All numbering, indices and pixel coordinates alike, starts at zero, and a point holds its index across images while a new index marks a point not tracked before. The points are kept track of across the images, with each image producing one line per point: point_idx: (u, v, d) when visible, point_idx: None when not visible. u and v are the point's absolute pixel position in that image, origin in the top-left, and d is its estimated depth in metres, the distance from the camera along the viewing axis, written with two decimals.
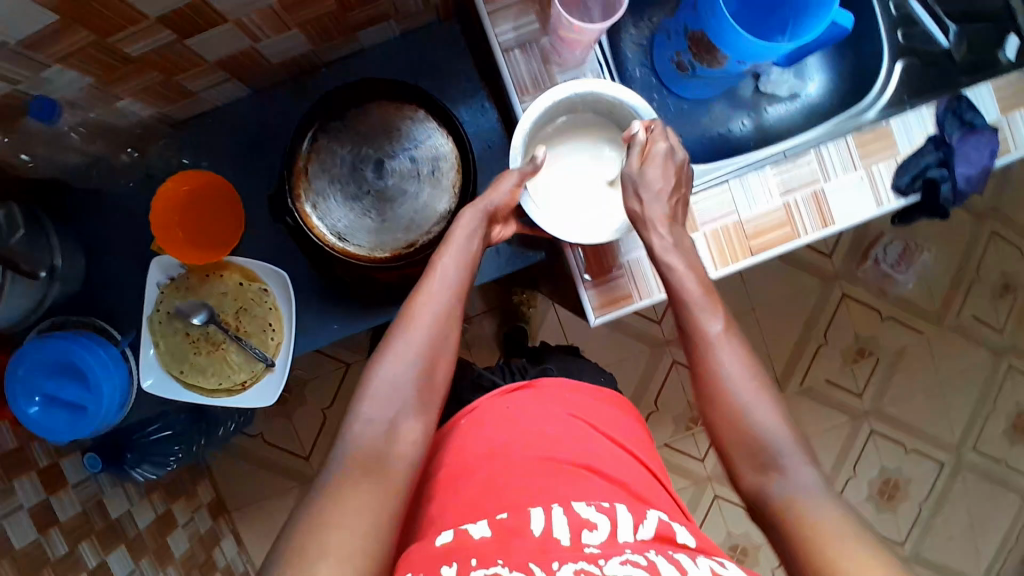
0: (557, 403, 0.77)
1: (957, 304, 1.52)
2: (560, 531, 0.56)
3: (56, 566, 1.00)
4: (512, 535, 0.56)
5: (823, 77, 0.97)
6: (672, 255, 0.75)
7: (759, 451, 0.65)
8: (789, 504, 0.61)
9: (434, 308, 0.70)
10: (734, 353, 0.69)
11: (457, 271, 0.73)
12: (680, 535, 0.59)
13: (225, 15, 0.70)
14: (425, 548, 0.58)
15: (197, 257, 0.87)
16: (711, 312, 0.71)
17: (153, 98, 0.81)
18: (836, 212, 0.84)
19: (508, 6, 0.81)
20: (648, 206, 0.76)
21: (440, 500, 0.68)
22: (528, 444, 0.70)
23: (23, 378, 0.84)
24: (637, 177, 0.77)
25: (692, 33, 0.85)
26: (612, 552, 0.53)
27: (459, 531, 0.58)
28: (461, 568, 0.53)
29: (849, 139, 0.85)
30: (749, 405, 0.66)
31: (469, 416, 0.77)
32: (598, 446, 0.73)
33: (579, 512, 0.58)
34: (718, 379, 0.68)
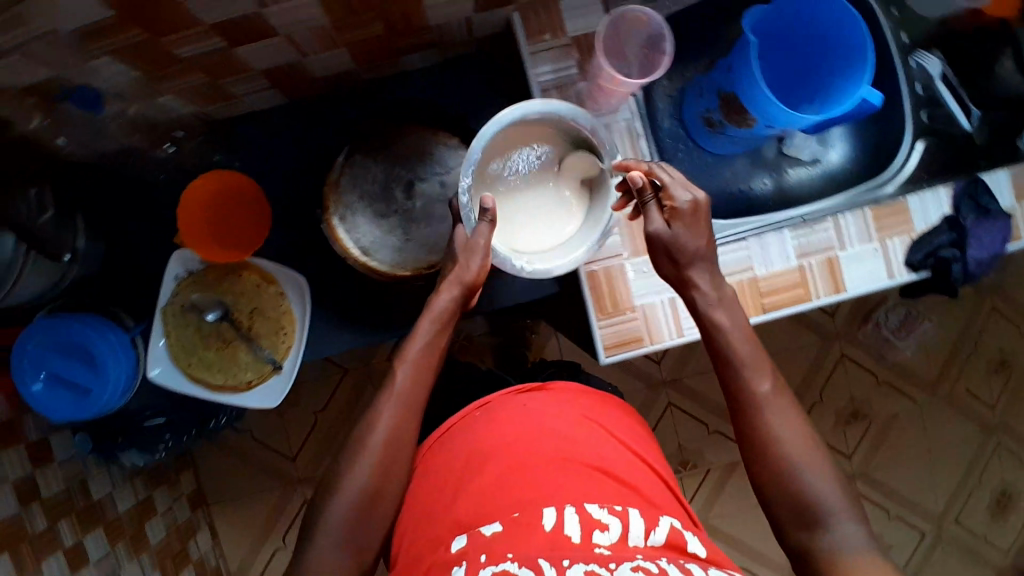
0: (571, 405, 0.83)
1: (952, 375, 1.53)
2: (571, 528, 0.66)
3: (34, 541, 1.00)
4: (527, 530, 0.66)
5: (846, 146, 0.97)
6: (717, 312, 0.76)
7: (806, 512, 0.67)
8: (837, 559, 0.65)
9: (396, 410, 0.77)
10: (782, 413, 0.71)
11: (416, 369, 0.79)
12: (690, 544, 0.69)
13: (278, 29, 0.72)
14: (446, 538, 0.70)
15: (222, 255, 0.88)
16: (760, 371, 0.73)
17: (198, 99, 0.83)
18: (849, 279, 0.87)
19: (549, 48, 0.83)
20: (690, 267, 0.76)
21: (451, 488, 0.74)
22: (546, 441, 0.76)
23: (31, 354, 0.85)
24: (670, 238, 0.75)
25: (724, 93, 0.86)
26: (623, 556, 0.64)
27: (472, 532, 0.68)
28: (472, 566, 0.64)
29: (866, 211, 0.88)
30: (799, 464, 0.68)
31: (483, 410, 0.84)
32: (609, 449, 0.78)
33: (592, 511, 0.68)
34: (770, 438, 0.70)
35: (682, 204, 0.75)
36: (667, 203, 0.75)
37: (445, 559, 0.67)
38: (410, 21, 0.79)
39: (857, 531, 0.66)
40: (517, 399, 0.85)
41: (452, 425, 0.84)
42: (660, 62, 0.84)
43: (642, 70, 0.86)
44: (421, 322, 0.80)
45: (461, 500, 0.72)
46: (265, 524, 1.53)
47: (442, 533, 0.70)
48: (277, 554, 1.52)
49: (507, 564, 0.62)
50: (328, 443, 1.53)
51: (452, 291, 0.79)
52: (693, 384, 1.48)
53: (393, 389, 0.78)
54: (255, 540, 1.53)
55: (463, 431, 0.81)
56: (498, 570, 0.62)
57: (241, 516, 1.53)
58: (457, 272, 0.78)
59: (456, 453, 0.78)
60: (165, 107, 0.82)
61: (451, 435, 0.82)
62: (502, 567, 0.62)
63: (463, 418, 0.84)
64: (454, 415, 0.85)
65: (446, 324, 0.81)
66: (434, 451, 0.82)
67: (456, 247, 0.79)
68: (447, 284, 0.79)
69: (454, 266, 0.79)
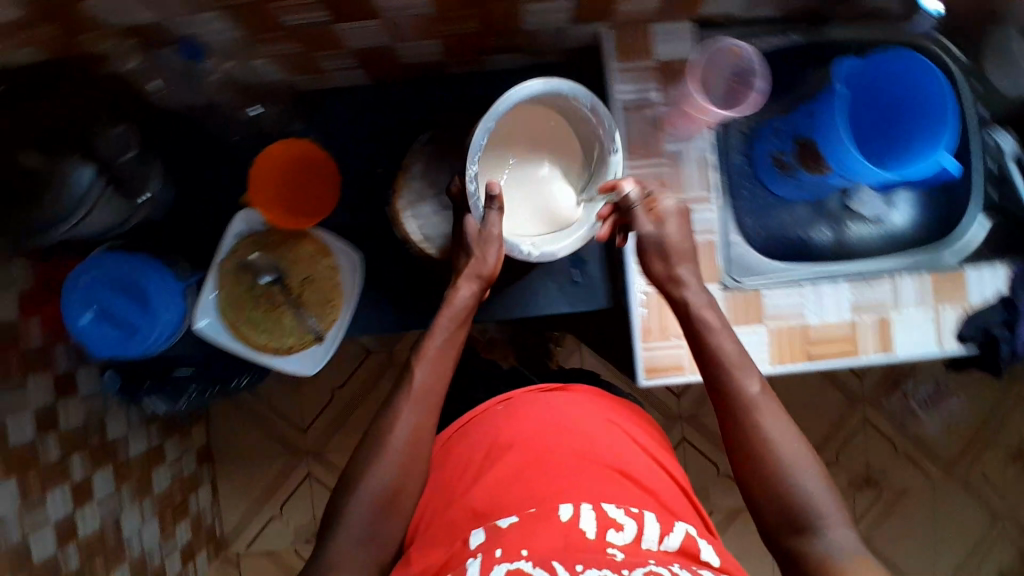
0: (592, 408, 0.85)
1: (971, 458, 1.50)
2: (587, 524, 0.69)
3: (42, 470, 1.03)
4: (542, 524, 0.68)
5: (913, 210, 0.96)
6: (708, 311, 0.75)
7: (795, 514, 0.67)
8: (830, 561, 0.65)
9: (418, 411, 0.75)
10: (772, 414, 0.70)
11: (436, 369, 0.78)
12: (704, 552, 0.70)
13: (382, 12, 0.74)
14: (464, 530, 0.73)
15: (291, 220, 0.93)
16: (748, 372, 0.72)
17: (288, 67, 0.85)
18: (898, 341, 0.87)
19: (636, 68, 0.84)
20: (678, 266, 0.77)
21: (473, 480, 0.77)
22: (567, 440, 0.79)
23: (83, 288, 0.87)
24: (659, 240, 0.78)
25: (802, 138, 0.87)
26: (635, 561, 0.65)
27: (488, 526, 0.71)
28: (486, 559, 0.66)
29: (925, 276, 0.88)
30: (790, 467, 0.68)
31: (505, 404, 0.86)
32: (627, 449, 0.81)
33: (608, 510, 0.70)
34: (759, 440, 0.69)
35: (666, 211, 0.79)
36: (654, 206, 0.79)
37: (462, 553, 0.69)
38: (507, 23, 0.80)
39: (849, 533, 0.66)
40: (538, 397, 0.87)
41: (473, 417, 0.87)
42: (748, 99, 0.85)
43: (727, 103, 0.87)
44: (441, 319, 0.80)
45: (477, 490, 0.75)
46: (266, 491, 1.54)
47: (458, 520, 0.74)
48: (271, 522, 1.54)
49: (521, 562, 0.64)
50: (339, 422, 1.54)
51: (471, 286, 0.80)
52: (709, 422, 1.47)
53: (413, 389, 0.76)
54: (252, 505, 1.55)
55: (485, 421, 0.85)
56: (511, 568, 0.64)
57: (242, 479, 1.55)
58: (474, 266, 0.80)
59: (480, 441, 0.82)
60: (255, 70, 0.84)
61: (473, 424, 0.85)
62: (516, 565, 0.64)
63: (483, 410, 0.87)
64: (477, 406, 0.88)
65: (465, 321, 0.81)
66: (453, 441, 0.85)
67: (470, 239, 0.80)
68: (466, 279, 0.80)
69: (470, 260, 0.80)
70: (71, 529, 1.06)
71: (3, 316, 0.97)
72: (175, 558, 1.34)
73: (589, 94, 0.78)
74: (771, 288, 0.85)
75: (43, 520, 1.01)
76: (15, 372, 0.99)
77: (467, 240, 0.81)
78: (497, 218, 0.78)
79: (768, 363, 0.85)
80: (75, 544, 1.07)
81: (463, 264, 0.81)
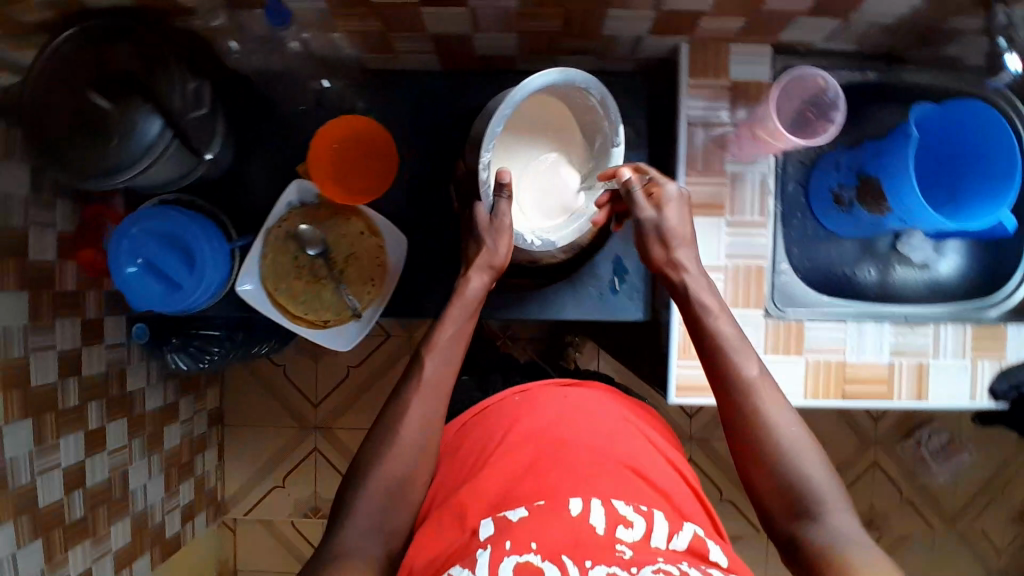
0: (610, 407, 0.84)
1: (976, 513, 1.49)
2: (597, 520, 0.67)
3: (62, 415, 1.02)
4: (552, 517, 0.67)
5: (962, 260, 0.96)
6: (705, 294, 0.76)
7: (795, 498, 0.68)
8: (832, 546, 0.64)
9: (428, 401, 0.78)
10: (770, 396, 0.72)
11: (446, 361, 0.80)
12: (712, 552, 0.69)
13: (468, 1, 0.74)
14: (474, 518, 0.71)
15: (341, 197, 0.92)
16: (748, 356, 0.73)
17: (363, 44, 0.86)
18: (932, 389, 0.88)
19: (707, 86, 0.84)
20: (678, 249, 0.77)
21: (489, 471, 0.75)
22: (581, 436, 0.77)
23: (133, 238, 0.87)
24: (659, 222, 0.76)
25: (866, 176, 0.87)
26: (644, 559, 0.64)
27: (498, 517, 0.69)
28: (495, 551, 0.64)
29: (968, 328, 0.88)
30: (789, 450, 0.70)
31: (521, 395, 0.85)
32: (641, 448, 0.79)
33: (619, 506, 0.69)
34: (759, 425, 0.71)
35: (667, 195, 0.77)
36: (655, 192, 0.78)
37: (471, 545, 0.67)
38: (587, 26, 0.80)
39: (848, 519, 0.67)
40: (556, 390, 0.86)
41: (486, 408, 0.86)
42: (824, 131, 0.80)
43: (803, 133, 0.83)
44: (451, 308, 0.81)
45: (488, 479, 0.74)
46: (270, 460, 1.55)
47: (470, 507, 0.72)
48: (272, 492, 1.55)
49: (531, 556, 0.63)
50: (350, 400, 1.54)
51: (483, 276, 0.81)
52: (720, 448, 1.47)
53: (424, 379, 0.78)
54: (255, 473, 1.55)
55: (499, 412, 0.83)
56: (521, 561, 0.62)
57: (249, 445, 1.55)
58: (485, 257, 0.80)
59: (495, 431, 0.80)
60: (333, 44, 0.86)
61: (489, 413, 0.84)
62: (525, 559, 0.63)
63: (497, 402, 0.85)
64: (490, 398, 0.87)
65: (475, 311, 0.82)
66: (470, 427, 0.85)
67: (479, 228, 0.80)
68: (477, 270, 0.81)
69: (480, 250, 0.80)
70: (79, 476, 1.06)
71: (45, 257, 0.98)
72: (175, 516, 1.35)
73: (602, 88, 0.79)
74: (814, 321, 0.85)
75: (53, 465, 1.00)
76: (45, 313, 0.99)
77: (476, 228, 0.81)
78: (507, 207, 0.79)
79: (804, 396, 0.85)
80: (82, 490, 1.06)
81: (473, 253, 0.81)
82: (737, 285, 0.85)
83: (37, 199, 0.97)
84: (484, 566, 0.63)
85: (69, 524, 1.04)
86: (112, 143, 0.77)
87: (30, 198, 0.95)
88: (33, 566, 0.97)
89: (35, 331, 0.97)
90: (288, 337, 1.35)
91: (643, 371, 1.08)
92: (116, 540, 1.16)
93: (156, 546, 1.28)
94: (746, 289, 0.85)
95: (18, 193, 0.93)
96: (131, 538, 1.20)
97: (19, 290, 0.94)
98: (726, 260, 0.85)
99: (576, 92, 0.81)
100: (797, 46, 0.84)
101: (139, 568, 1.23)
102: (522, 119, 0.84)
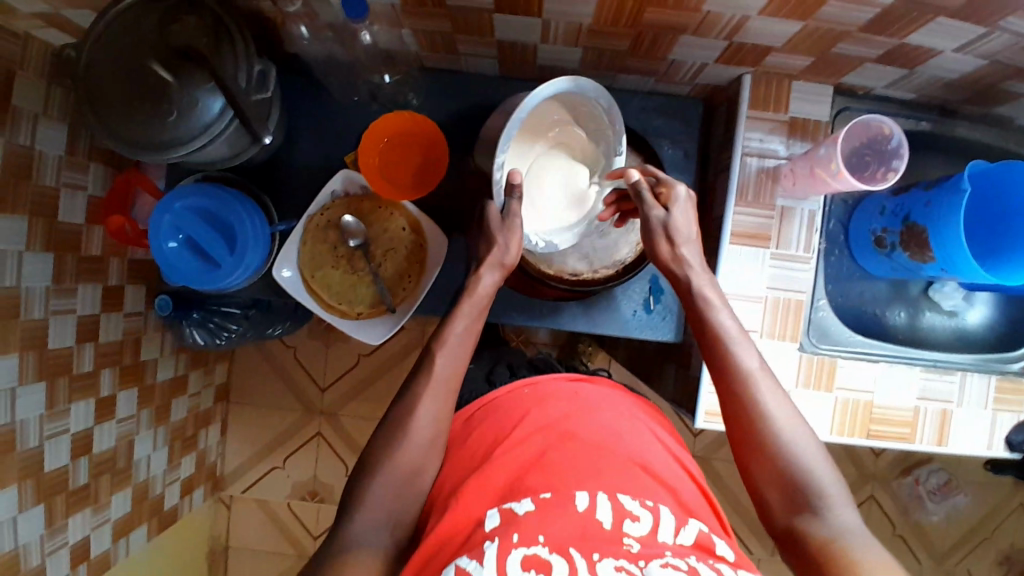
0: (620, 402, 0.75)
1: (964, 553, 1.52)
2: (603, 514, 0.58)
3: (75, 381, 1.00)
4: (558, 512, 0.58)
5: (989, 312, 0.97)
6: (707, 291, 0.75)
7: (795, 492, 0.66)
8: (836, 540, 0.63)
9: (438, 400, 0.72)
10: (770, 388, 0.70)
11: (456, 358, 0.74)
12: (719, 546, 0.59)
13: (544, 12, 0.74)
14: (478, 508, 0.62)
15: (392, 192, 0.91)
16: (748, 348, 0.72)
17: (427, 41, 0.86)
18: (953, 435, 0.90)
19: (764, 119, 0.86)
20: (682, 246, 0.76)
21: (493, 462, 0.65)
22: (588, 428, 0.69)
23: (177, 213, 0.87)
24: (668, 220, 0.75)
25: (912, 223, 0.87)
26: (653, 553, 0.55)
27: (504, 509, 0.60)
28: (502, 544, 0.55)
29: (993, 379, 0.90)
30: (789, 445, 0.67)
31: (531, 388, 0.76)
32: (648, 444, 0.70)
33: (624, 501, 0.60)
34: (760, 416, 0.69)
35: (677, 194, 0.76)
36: (664, 192, 0.77)
37: (475, 536, 0.58)
38: (654, 49, 0.80)
39: (849, 514, 0.65)
40: (567, 384, 0.77)
41: (494, 399, 0.77)
42: (884, 177, 0.82)
43: (857, 176, 0.84)
44: (460, 305, 0.77)
45: (494, 468, 0.65)
46: (272, 441, 1.55)
47: (473, 498, 0.63)
48: (271, 472, 1.55)
49: (539, 548, 0.54)
50: (358, 388, 1.54)
51: (493, 274, 0.78)
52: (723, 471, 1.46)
53: (434, 378, 0.73)
54: (257, 452, 1.55)
55: (508, 402, 0.74)
56: (529, 555, 0.53)
57: (252, 424, 1.55)
58: (497, 254, 0.78)
59: (503, 420, 0.71)
60: (399, 38, 0.86)
61: (494, 405, 0.75)
62: (532, 552, 0.54)
63: (507, 394, 0.76)
64: (498, 390, 0.78)
65: (484, 309, 0.79)
66: (476, 419, 0.75)
67: (492, 226, 0.78)
68: (487, 267, 0.78)
69: (492, 247, 0.78)
70: (86, 444, 1.03)
71: (74, 220, 0.97)
72: (174, 490, 1.33)
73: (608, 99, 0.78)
74: (846, 360, 0.88)
75: (63, 429, 0.98)
76: (67, 277, 0.96)
77: (486, 226, 0.79)
78: (518, 208, 0.78)
79: (829, 433, 0.88)
80: (87, 458, 1.04)
81: (485, 252, 0.79)
82: (774, 317, 0.86)
83: (71, 161, 0.95)
84: (490, 559, 0.53)
85: (72, 491, 1.01)
86: (170, 119, 0.76)
87: (65, 159, 0.94)
88: (35, 531, 0.95)
89: (57, 293, 0.95)
90: (303, 319, 1.37)
91: (664, 390, 1.09)
92: (117, 510, 1.14)
93: (153, 518, 1.26)
94: (784, 322, 0.87)
95: (54, 154, 0.92)
96: (131, 508, 1.18)
97: (47, 251, 0.92)
98: (767, 291, 0.86)
99: (581, 97, 0.78)
100: (858, 88, 0.87)
101: (135, 539, 1.21)
102: (531, 121, 0.81)
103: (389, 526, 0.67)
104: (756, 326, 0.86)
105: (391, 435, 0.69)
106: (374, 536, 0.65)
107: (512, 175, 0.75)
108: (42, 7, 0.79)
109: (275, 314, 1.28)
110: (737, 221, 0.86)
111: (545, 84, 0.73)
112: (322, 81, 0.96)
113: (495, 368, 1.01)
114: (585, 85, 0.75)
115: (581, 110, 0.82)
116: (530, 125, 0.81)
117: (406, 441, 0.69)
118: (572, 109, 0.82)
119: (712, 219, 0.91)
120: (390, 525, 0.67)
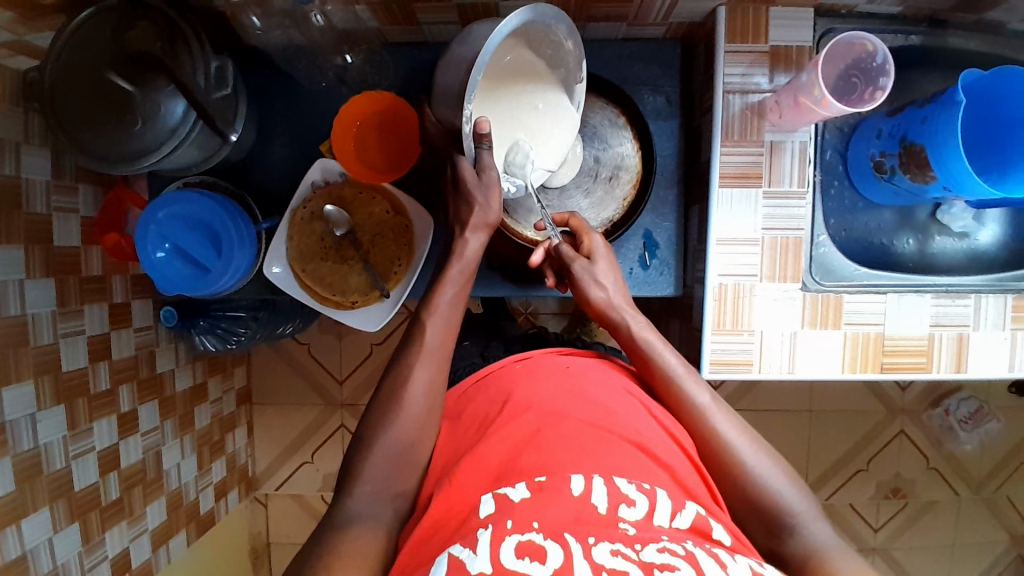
0: (611, 378, 0.73)
1: (1000, 481, 1.48)
2: (598, 498, 0.57)
3: (94, 400, 1.02)
4: (553, 496, 0.56)
5: (1000, 229, 0.93)
6: (648, 332, 0.77)
7: (771, 518, 0.66)
8: (816, 553, 0.63)
9: (431, 364, 0.72)
10: (724, 417, 0.71)
11: (446, 325, 0.74)
12: (716, 530, 0.58)
13: None
14: (473, 492, 0.61)
15: (365, 176, 0.90)
16: (697, 382, 0.73)
17: (386, 15, 0.85)
18: (972, 361, 0.87)
19: (747, 51, 0.82)
20: (611, 297, 0.79)
21: (488, 441, 0.64)
22: (579, 405, 0.66)
23: (160, 223, 0.86)
24: (592, 268, 0.81)
25: (910, 144, 0.83)
26: (648, 538, 0.53)
27: (498, 493, 0.58)
28: (496, 532, 0.53)
29: (1009, 299, 0.86)
30: (755, 470, 0.68)
31: (521, 363, 0.75)
32: (642, 419, 0.67)
33: (620, 484, 0.58)
34: (723, 446, 0.69)
35: (595, 247, 0.83)
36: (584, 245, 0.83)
37: (469, 523, 0.56)
38: None
39: (821, 525, 0.65)
40: (557, 358, 0.76)
41: (490, 372, 0.76)
42: (873, 97, 0.77)
43: (845, 100, 0.80)
44: (452, 268, 0.77)
45: (489, 448, 0.63)
46: (299, 436, 1.57)
47: (470, 481, 0.62)
48: (302, 468, 1.57)
49: (534, 534, 0.51)
50: (374, 377, 1.54)
51: (479, 235, 0.78)
52: (750, 420, 1.43)
53: (426, 341, 0.73)
54: (286, 449, 1.57)
55: (499, 381, 0.73)
56: (524, 541, 0.51)
57: (277, 422, 1.57)
58: (479, 215, 0.77)
59: (493, 399, 0.70)
60: (356, 15, 0.85)
61: (489, 380, 0.74)
62: (527, 537, 0.52)
63: (500, 368, 0.75)
64: (491, 363, 0.77)
65: (474, 270, 0.79)
66: (470, 396, 0.74)
67: (469, 184, 0.76)
68: (474, 230, 0.78)
69: (473, 209, 0.77)
70: (114, 459, 1.06)
71: (70, 243, 0.97)
72: (209, 493, 1.36)
73: (568, 22, 0.75)
74: (852, 294, 0.85)
75: (88, 448, 1.00)
76: (72, 299, 0.97)
77: (464, 186, 0.77)
78: (489, 157, 0.75)
79: (841, 370, 0.86)
80: (116, 472, 1.07)
81: (467, 214, 0.77)
82: (774, 258, 0.84)
83: (58, 184, 0.95)
84: (483, 547, 0.51)
85: (105, 506, 1.04)
86: (136, 129, 0.76)
87: (51, 183, 0.94)
88: (72, 550, 0.98)
89: (64, 316, 0.96)
90: (311, 316, 1.37)
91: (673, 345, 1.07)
92: (153, 519, 1.17)
93: (192, 524, 1.30)
94: (784, 261, 0.84)
95: (40, 179, 0.92)
96: (167, 517, 1.21)
97: (47, 277, 0.93)
98: (763, 232, 0.84)
99: (541, 25, 0.74)
100: (841, 8, 0.82)
101: (176, 545, 1.24)
102: (491, 66, 0.76)
103: (400, 500, 0.67)
104: (756, 270, 0.84)
105: (390, 417, 0.69)
106: (384, 512, 0.66)
107: (480, 124, 0.71)
108: (4, 34, 0.78)
109: (282, 313, 1.28)
110: (726, 163, 0.83)
111: (508, 18, 0.68)
112: (290, 72, 0.95)
113: (491, 343, 1.01)
114: (539, 12, 0.71)
115: (536, 37, 0.77)
116: (499, 74, 0.77)
117: (405, 424, 0.69)
118: (526, 38, 0.76)
119: (702, 164, 0.89)
120: (399, 500, 0.67)
